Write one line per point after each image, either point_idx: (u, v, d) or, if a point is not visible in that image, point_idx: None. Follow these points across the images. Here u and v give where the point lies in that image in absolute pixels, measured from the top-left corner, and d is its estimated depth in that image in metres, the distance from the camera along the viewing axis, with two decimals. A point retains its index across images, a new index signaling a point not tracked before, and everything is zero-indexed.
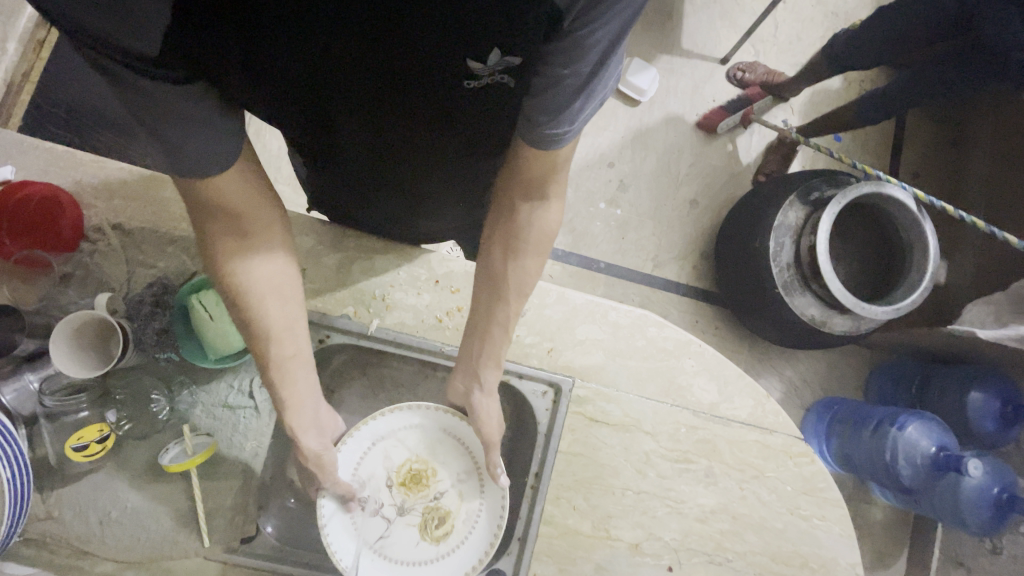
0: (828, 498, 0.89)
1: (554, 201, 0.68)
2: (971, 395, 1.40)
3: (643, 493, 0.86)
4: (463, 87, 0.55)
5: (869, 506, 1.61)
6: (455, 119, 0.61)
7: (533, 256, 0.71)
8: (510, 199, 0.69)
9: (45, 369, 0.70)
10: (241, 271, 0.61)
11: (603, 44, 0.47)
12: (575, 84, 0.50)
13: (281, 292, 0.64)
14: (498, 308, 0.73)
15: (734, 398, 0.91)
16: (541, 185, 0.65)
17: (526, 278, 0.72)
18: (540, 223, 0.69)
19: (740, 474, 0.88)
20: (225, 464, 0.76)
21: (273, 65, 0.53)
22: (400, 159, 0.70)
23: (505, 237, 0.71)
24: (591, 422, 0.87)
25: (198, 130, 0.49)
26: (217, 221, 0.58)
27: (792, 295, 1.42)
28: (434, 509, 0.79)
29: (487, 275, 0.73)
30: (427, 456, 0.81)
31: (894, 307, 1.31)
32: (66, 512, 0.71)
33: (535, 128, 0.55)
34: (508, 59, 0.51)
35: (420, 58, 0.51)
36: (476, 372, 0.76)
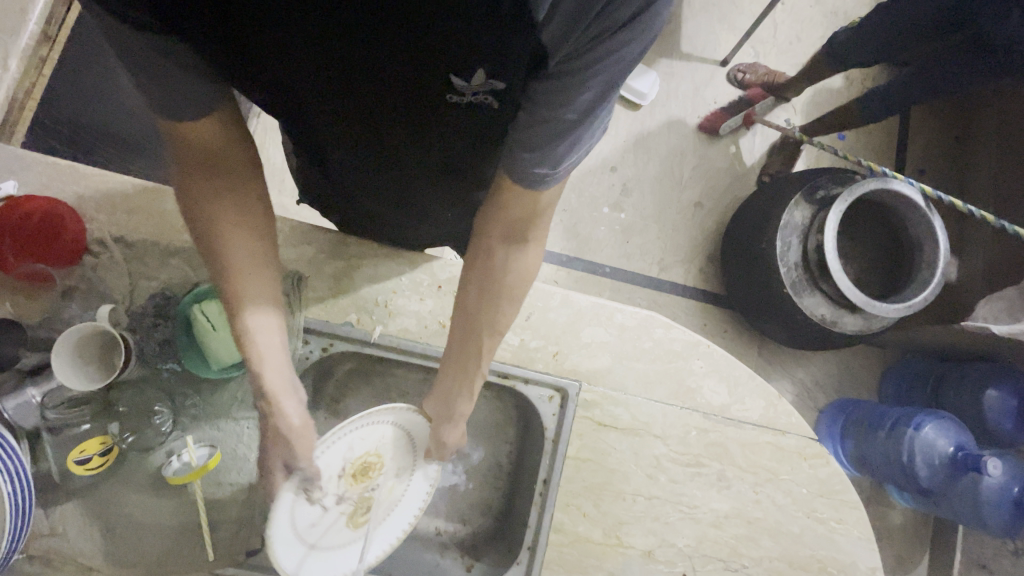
0: (845, 501, 0.87)
1: (532, 245, 0.66)
2: (987, 393, 1.37)
3: (654, 498, 0.84)
4: (448, 102, 0.55)
5: (888, 509, 1.58)
6: (440, 132, 0.61)
7: (507, 301, 0.69)
8: (486, 239, 0.66)
9: (47, 384, 0.69)
10: (221, 248, 0.62)
11: (591, 92, 0.47)
12: (558, 127, 0.50)
13: (259, 268, 0.65)
14: (473, 340, 0.71)
15: (746, 399, 0.89)
16: (521, 229, 0.63)
17: (501, 319, 0.70)
18: (517, 267, 0.67)
19: (753, 477, 0.86)
20: (229, 475, 0.75)
21: (263, 62, 0.54)
22: (385, 166, 0.70)
23: (480, 279, 0.68)
24: (599, 427, 0.85)
25: (183, 92, 0.50)
26: (204, 169, 0.58)
27: (802, 295, 1.40)
28: (366, 499, 0.71)
29: (464, 318, 0.70)
30: (386, 450, 0.71)
31: (906, 305, 1.28)
32: (70, 528, 0.70)
33: (521, 166, 0.54)
34: (493, 82, 0.51)
35: (403, 69, 0.52)
36: (448, 404, 0.74)
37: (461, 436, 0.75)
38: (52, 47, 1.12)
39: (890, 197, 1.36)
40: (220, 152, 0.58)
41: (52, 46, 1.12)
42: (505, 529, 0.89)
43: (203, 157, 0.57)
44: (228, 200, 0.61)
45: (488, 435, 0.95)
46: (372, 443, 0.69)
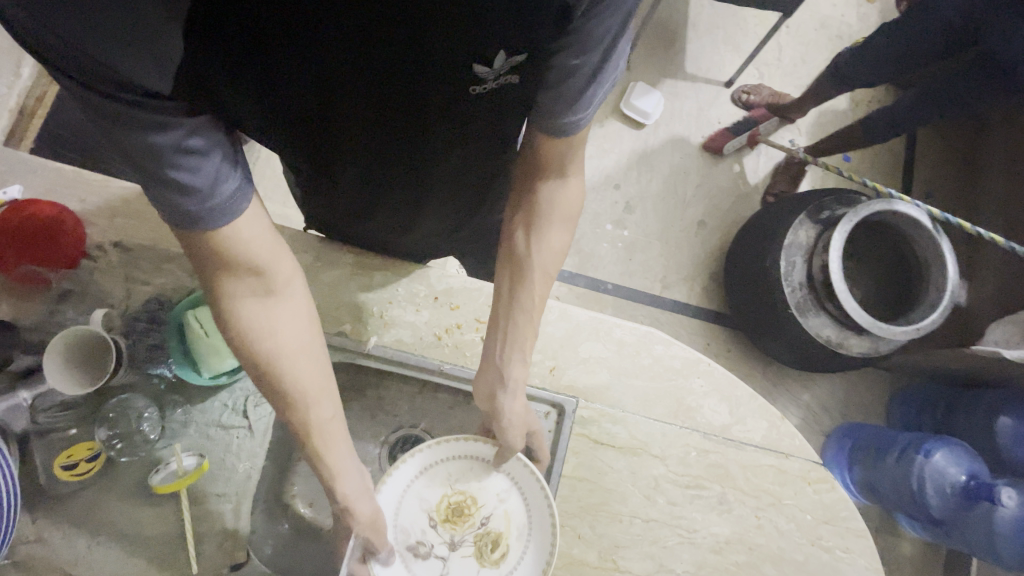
0: (851, 528, 0.84)
1: (573, 179, 0.71)
2: (999, 421, 1.31)
3: (651, 521, 0.81)
4: (471, 94, 0.55)
5: (897, 539, 1.53)
6: (460, 127, 0.61)
7: (557, 229, 0.73)
8: (532, 179, 0.71)
9: (39, 387, 0.68)
10: (270, 342, 0.61)
11: (609, 33, 0.50)
12: (587, 72, 0.53)
13: (309, 351, 0.64)
14: (521, 290, 0.74)
15: (747, 419, 0.87)
16: (560, 163, 0.68)
17: (549, 254, 0.74)
18: (561, 198, 0.71)
19: (755, 501, 0.83)
20: (217, 486, 0.74)
21: (274, 91, 0.53)
22: (402, 175, 0.69)
23: (527, 216, 0.73)
24: (596, 445, 0.83)
25: (210, 170, 0.49)
26: (246, 282, 0.59)
27: (807, 315, 1.38)
28: (485, 533, 0.74)
29: (510, 261, 0.74)
30: (466, 485, 0.76)
31: (914, 328, 1.26)
32: (53, 535, 0.69)
33: (555, 117, 0.58)
34: (514, 58, 0.51)
35: (425, 73, 0.51)
36: (500, 369, 0.74)
37: (524, 404, 0.74)
38: None
39: (897, 217, 1.34)
40: (263, 263, 0.58)
41: None
42: None
43: (246, 272, 0.58)
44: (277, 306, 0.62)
45: None
46: (444, 484, 0.76)
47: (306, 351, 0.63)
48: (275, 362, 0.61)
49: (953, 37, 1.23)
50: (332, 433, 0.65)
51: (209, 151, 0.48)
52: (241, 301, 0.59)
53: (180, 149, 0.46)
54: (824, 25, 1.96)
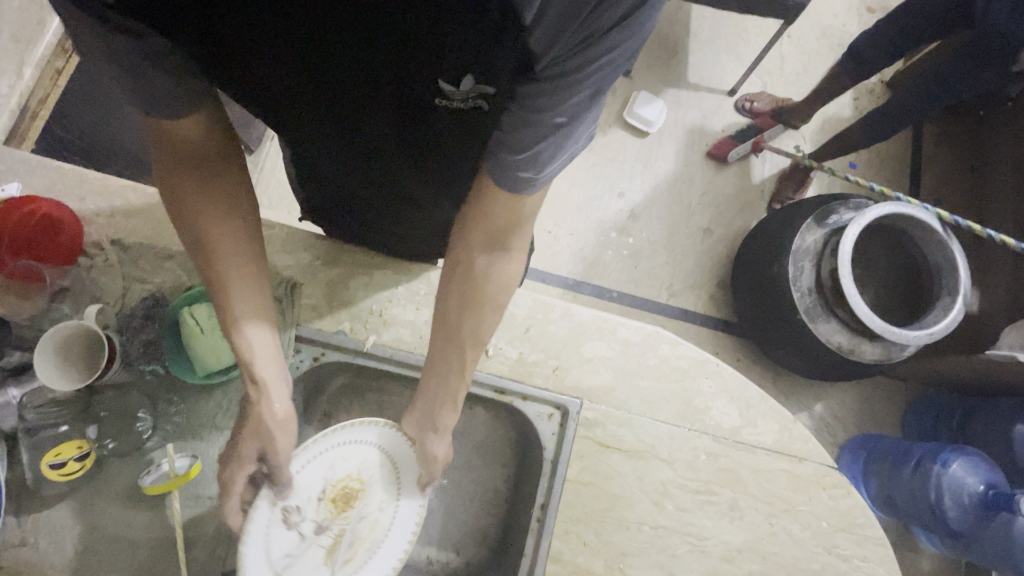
0: (870, 536, 0.80)
1: (516, 254, 0.63)
2: (1016, 429, 1.29)
3: (660, 528, 0.78)
4: (435, 105, 0.54)
5: (917, 555, 1.48)
6: (425, 132, 0.60)
7: (491, 311, 0.65)
8: (466, 251, 0.63)
9: (30, 384, 0.68)
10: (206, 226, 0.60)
11: (582, 94, 0.46)
12: (547, 131, 0.48)
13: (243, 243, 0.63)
14: (453, 352, 0.67)
15: (758, 422, 0.84)
16: (501, 236, 0.61)
17: (483, 328, 0.66)
18: (498, 276, 0.63)
19: (768, 508, 0.80)
20: (210, 489, 0.71)
21: (243, 59, 0.53)
22: (372, 164, 0.68)
23: (461, 285, 0.65)
24: (601, 448, 0.80)
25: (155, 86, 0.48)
26: (182, 166, 0.57)
27: (817, 321, 1.35)
28: (345, 533, 0.70)
29: (443, 329, 0.67)
30: (369, 476, 0.72)
31: (928, 332, 1.23)
32: (41, 539, 0.66)
33: (506, 168, 0.52)
34: (481, 87, 0.50)
35: (390, 71, 0.51)
36: (431, 417, 0.69)
37: (444, 453, 0.70)
38: (68, 57, 1.14)
39: (906, 221, 1.32)
40: (200, 149, 0.57)
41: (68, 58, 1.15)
42: (501, 560, 0.83)
43: (184, 156, 0.57)
44: (217, 192, 0.60)
45: (485, 457, 0.91)
46: (353, 465, 0.71)
47: (239, 248, 0.63)
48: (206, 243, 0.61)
49: (948, 13, 1.28)
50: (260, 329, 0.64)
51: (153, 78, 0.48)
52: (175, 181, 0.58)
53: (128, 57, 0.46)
54: (826, 34, 1.97)
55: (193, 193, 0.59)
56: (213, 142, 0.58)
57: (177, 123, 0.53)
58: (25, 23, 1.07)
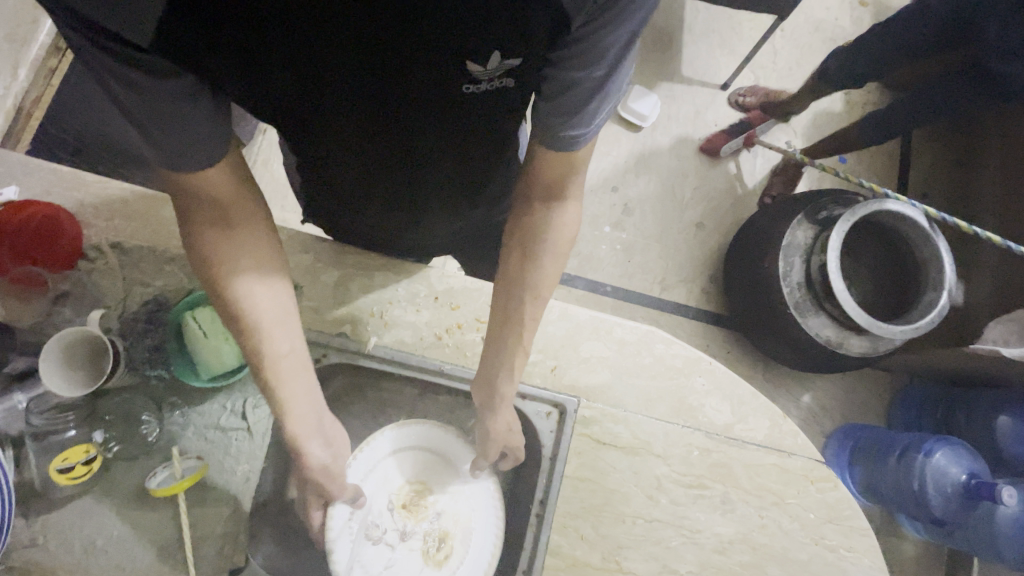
0: (855, 527, 0.84)
1: (571, 202, 0.68)
2: (999, 420, 1.34)
3: (655, 522, 0.80)
4: (463, 92, 0.56)
5: (900, 540, 1.53)
6: (454, 125, 0.62)
7: (551, 259, 0.69)
8: (527, 201, 0.69)
9: (35, 389, 0.68)
10: (225, 265, 0.61)
11: (619, 45, 0.49)
12: (592, 87, 0.52)
13: (262, 269, 0.64)
14: (514, 308, 0.71)
15: (749, 418, 0.87)
16: (559, 183, 0.65)
17: (544, 281, 0.69)
18: (556, 224, 0.68)
19: (759, 501, 0.83)
20: (216, 489, 0.73)
21: (268, 80, 0.54)
22: (396, 167, 0.70)
23: (523, 240, 0.70)
24: (598, 445, 0.82)
25: (190, 127, 0.51)
26: (204, 215, 0.60)
27: (805, 315, 1.39)
28: (434, 531, 0.76)
29: (506, 285, 0.71)
30: (425, 476, 0.80)
31: (913, 326, 1.27)
32: (50, 540, 0.67)
33: (555, 130, 0.56)
34: (508, 62, 0.53)
35: (420, 70, 0.53)
36: (490, 385, 0.72)
37: (507, 422, 0.73)
38: (62, 57, 1.14)
39: (894, 217, 1.35)
40: (224, 196, 0.60)
41: (63, 56, 1.14)
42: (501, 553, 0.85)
43: (207, 204, 0.59)
44: (241, 234, 0.62)
45: None
46: (405, 472, 0.80)
47: (269, 278, 0.64)
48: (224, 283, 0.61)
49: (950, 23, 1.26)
50: (294, 387, 0.65)
51: (191, 112, 0.50)
52: (199, 232, 0.60)
53: (167, 99, 0.48)
54: (819, 28, 1.98)
55: (219, 240, 0.61)
56: (238, 183, 0.60)
57: (208, 169, 0.56)
58: (20, 23, 1.07)
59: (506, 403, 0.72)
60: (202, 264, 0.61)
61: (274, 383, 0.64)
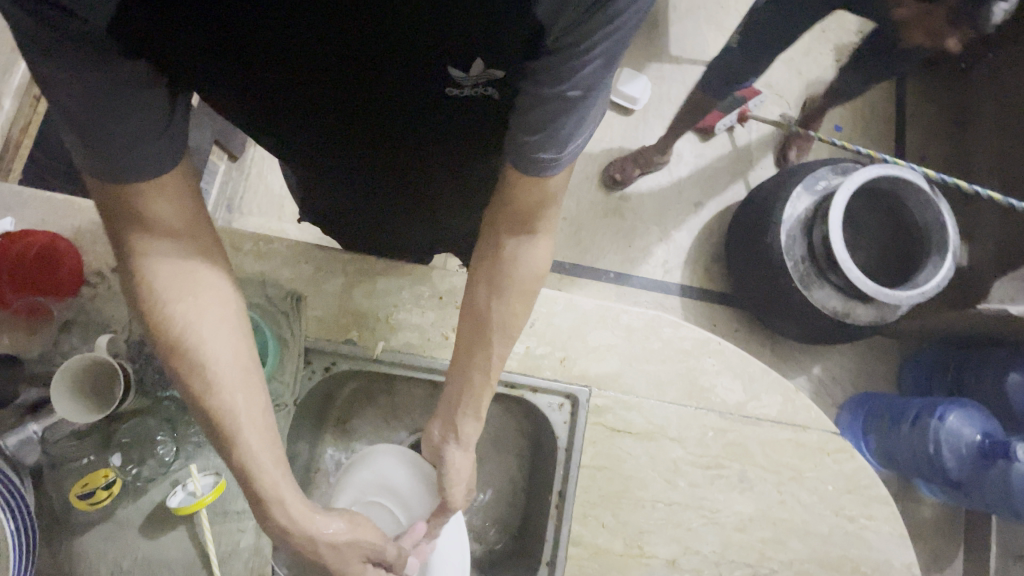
0: (874, 496, 0.84)
1: (542, 237, 0.67)
2: (1010, 377, 1.33)
3: (674, 504, 0.81)
4: (447, 93, 0.58)
5: (917, 504, 1.54)
6: (438, 123, 0.63)
7: (518, 296, 0.68)
8: (495, 234, 0.66)
9: (47, 418, 0.67)
10: (161, 275, 0.58)
11: (596, 65, 0.47)
12: (565, 107, 0.50)
13: (193, 282, 0.59)
14: (479, 349, 0.69)
15: (761, 395, 0.87)
16: (528, 218, 0.64)
17: (509, 316, 0.69)
18: (524, 259, 0.67)
19: (776, 476, 0.83)
20: (236, 504, 0.73)
21: (251, 62, 0.56)
22: (382, 160, 0.71)
23: (489, 275, 0.68)
24: (612, 432, 0.82)
25: (126, 129, 0.49)
26: (146, 225, 0.56)
27: (811, 288, 1.39)
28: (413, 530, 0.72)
29: (471, 320, 0.69)
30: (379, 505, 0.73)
31: (920, 291, 1.26)
32: (76, 566, 0.68)
33: (522, 149, 0.55)
34: (492, 71, 0.53)
35: (400, 67, 0.54)
36: (454, 424, 0.72)
37: (464, 462, 0.72)
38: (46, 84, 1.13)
39: (893, 183, 1.35)
40: (176, 225, 0.58)
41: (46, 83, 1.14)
42: (523, 546, 0.86)
43: (156, 231, 0.57)
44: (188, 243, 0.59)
45: (501, 449, 0.93)
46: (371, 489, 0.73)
47: (221, 307, 0.61)
48: (171, 289, 0.58)
49: None
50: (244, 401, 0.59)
51: (130, 113, 0.49)
52: (155, 270, 0.58)
53: (105, 90, 0.47)
54: None
55: (172, 274, 0.58)
56: (184, 203, 0.58)
57: (151, 183, 0.54)
58: None
59: (471, 442, 0.73)
60: (157, 306, 0.58)
61: (244, 449, 0.58)
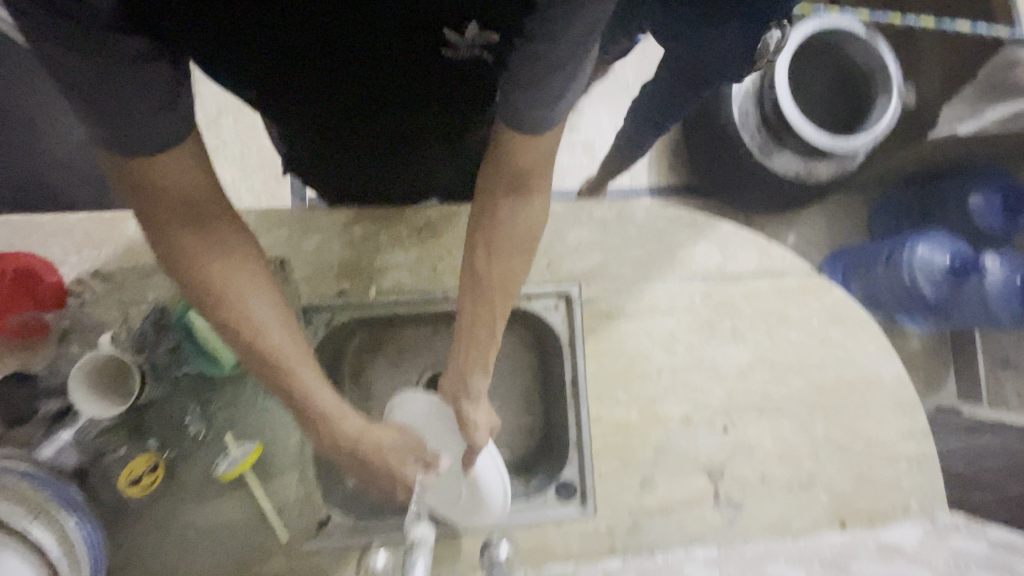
0: (855, 321, 0.91)
1: (538, 196, 0.67)
2: (972, 200, 1.41)
3: (678, 368, 0.87)
4: (442, 55, 0.62)
5: (905, 338, 1.64)
6: (428, 84, 0.67)
7: (517, 256, 0.69)
8: (489, 198, 0.66)
9: (76, 423, 0.70)
10: (206, 254, 0.60)
11: (584, 23, 0.50)
12: (557, 60, 0.53)
13: (233, 260, 0.62)
14: (483, 309, 0.70)
15: (737, 253, 0.91)
16: (523, 178, 0.64)
17: (510, 274, 0.69)
18: (523, 218, 0.67)
19: (764, 324, 0.89)
20: (277, 463, 0.77)
21: (247, 36, 0.57)
22: (368, 121, 0.73)
23: (488, 237, 0.67)
24: (609, 318, 0.87)
25: (139, 109, 0.49)
26: (184, 208, 0.58)
27: (770, 156, 1.42)
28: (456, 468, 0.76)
29: (473, 279, 0.70)
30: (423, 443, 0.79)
31: (872, 133, 1.32)
32: (146, 549, 0.73)
33: (516, 107, 0.56)
34: (485, 32, 0.58)
35: (398, 31, 0.58)
36: (463, 381, 0.73)
37: (484, 409, 0.75)
38: None
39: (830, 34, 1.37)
40: (198, 196, 0.58)
41: None
42: (551, 441, 0.92)
43: (187, 205, 0.58)
44: (222, 228, 0.61)
45: (510, 364, 0.98)
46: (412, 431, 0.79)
47: (257, 285, 0.63)
48: (212, 269, 0.60)
49: None
50: (304, 365, 0.64)
51: (138, 95, 0.48)
52: (185, 244, 0.59)
53: (111, 68, 0.46)
54: None
55: (200, 244, 0.59)
56: (202, 176, 0.58)
57: (166, 156, 0.54)
58: None
59: (482, 398, 0.75)
60: (192, 271, 0.59)
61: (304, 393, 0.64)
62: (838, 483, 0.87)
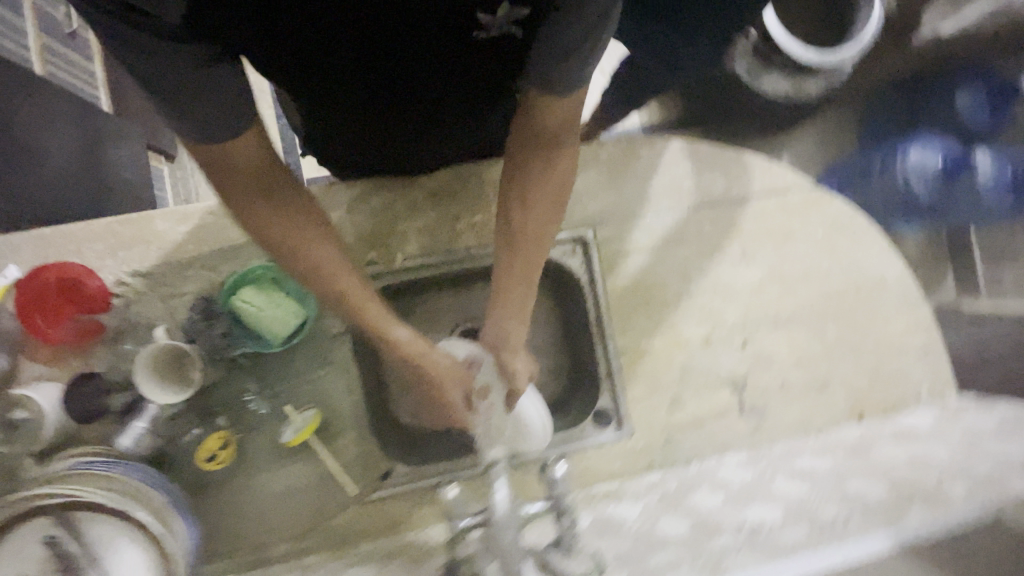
0: (857, 226, 0.95)
1: (568, 152, 0.68)
2: (958, 98, 1.44)
3: (695, 293, 0.92)
4: (474, 38, 0.62)
5: None
6: (458, 66, 0.67)
7: (550, 203, 0.71)
8: (521, 152, 0.67)
9: (147, 414, 0.74)
10: (276, 221, 0.63)
11: None
12: (586, 26, 0.54)
13: (303, 226, 0.64)
14: (515, 257, 0.73)
15: (741, 176, 0.94)
16: (555, 135, 0.65)
17: (541, 223, 0.71)
18: (554, 172, 0.69)
19: (772, 241, 0.94)
20: (334, 426, 0.83)
21: (282, 29, 0.57)
22: (395, 108, 0.73)
23: (520, 187, 0.69)
24: (624, 255, 0.91)
25: (209, 107, 0.52)
26: (254, 181, 0.60)
27: (760, 78, 1.44)
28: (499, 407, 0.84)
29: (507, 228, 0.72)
30: None
31: (858, 41, 1.33)
32: (229, 517, 0.79)
33: (545, 75, 0.58)
34: (516, 11, 0.58)
35: (431, 15, 0.58)
36: (503, 330, 0.78)
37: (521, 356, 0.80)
38: None
39: None
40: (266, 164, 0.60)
41: None
42: (581, 377, 0.98)
43: (255, 174, 0.60)
44: (288, 198, 0.63)
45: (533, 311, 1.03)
46: None
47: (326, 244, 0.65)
48: (285, 235, 0.63)
49: None
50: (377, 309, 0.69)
51: (209, 95, 0.51)
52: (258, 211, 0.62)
53: (181, 70, 0.49)
54: None
55: (272, 210, 0.62)
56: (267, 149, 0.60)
57: (236, 140, 0.56)
58: None
59: (518, 342, 0.79)
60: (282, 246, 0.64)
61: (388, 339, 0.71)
62: (853, 380, 0.94)
